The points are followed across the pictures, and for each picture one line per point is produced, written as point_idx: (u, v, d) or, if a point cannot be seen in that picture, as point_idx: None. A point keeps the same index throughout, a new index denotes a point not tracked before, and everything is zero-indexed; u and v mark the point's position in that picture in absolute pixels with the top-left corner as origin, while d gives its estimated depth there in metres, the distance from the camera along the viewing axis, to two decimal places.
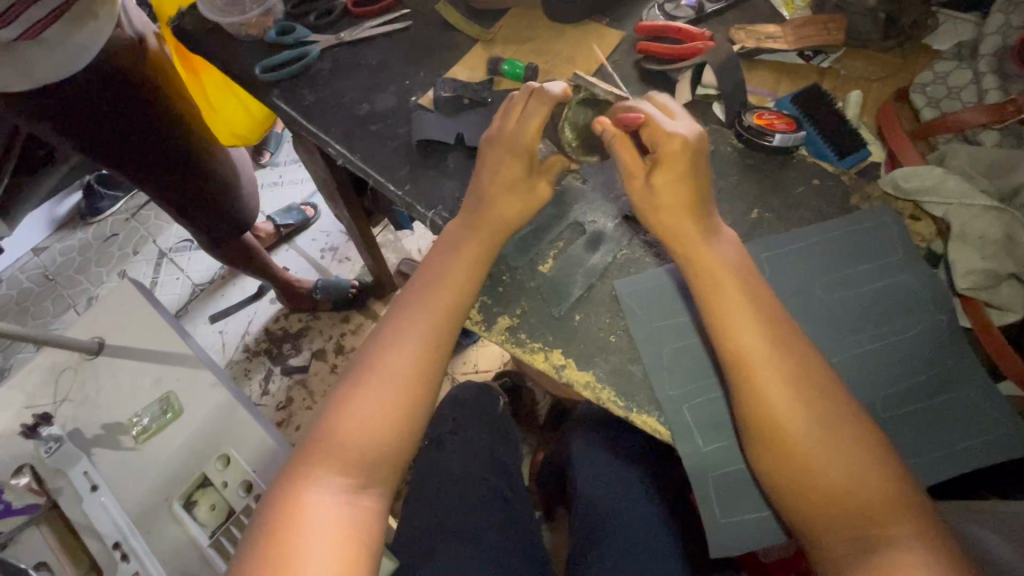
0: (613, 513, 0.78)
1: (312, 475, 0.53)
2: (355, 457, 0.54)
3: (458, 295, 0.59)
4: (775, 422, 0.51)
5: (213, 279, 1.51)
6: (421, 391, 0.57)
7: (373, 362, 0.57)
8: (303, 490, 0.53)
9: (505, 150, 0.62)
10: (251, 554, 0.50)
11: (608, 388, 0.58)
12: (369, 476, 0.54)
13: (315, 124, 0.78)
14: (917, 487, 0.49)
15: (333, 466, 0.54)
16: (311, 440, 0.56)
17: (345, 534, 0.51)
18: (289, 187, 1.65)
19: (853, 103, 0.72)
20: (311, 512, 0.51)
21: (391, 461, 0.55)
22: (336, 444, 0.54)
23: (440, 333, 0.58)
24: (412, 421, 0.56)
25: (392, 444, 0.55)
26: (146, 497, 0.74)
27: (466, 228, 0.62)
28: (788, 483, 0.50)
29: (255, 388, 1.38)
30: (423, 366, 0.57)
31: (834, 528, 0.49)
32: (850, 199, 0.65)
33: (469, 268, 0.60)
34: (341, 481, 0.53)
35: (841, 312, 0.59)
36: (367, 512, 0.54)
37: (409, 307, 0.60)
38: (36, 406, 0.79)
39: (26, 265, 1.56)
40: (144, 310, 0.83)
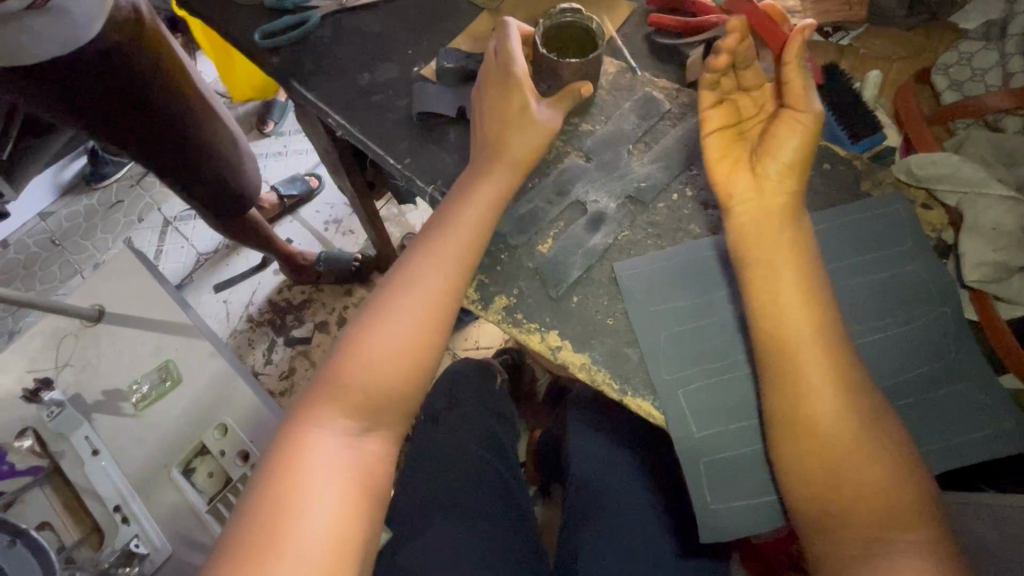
0: (605, 496, 0.79)
1: (320, 422, 0.54)
2: (361, 401, 0.54)
3: (464, 250, 0.59)
4: (775, 405, 0.52)
5: (217, 249, 1.51)
6: (427, 340, 0.57)
7: (380, 313, 0.57)
8: (308, 435, 0.53)
9: (500, 91, 0.62)
10: (257, 493, 0.50)
11: (603, 370, 0.58)
12: (375, 420, 0.55)
13: (314, 93, 0.76)
14: (928, 488, 0.49)
15: (340, 411, 0.54)
16: (318, 384, 0.56)
17: (351, 478, 0.52)
18: (293, 157, 1.63)
19: (871, 83, 0.69)
20: (317, 456, 0.52)
21: (398, 408, 0.56)
22: (343, 389, 0.55)
23: (450, 287, 0.58)
24: (418, 369, 0.56)
25: (400, 392, 0.56)
26: (148, 464, 0.75)
27: (470, 190, 0.61)
28: (806, 475, 0.50)
29: (258, 358, 1.39)
30: (431, 321, 0.57)
31: (847, 524, 0.49)
32: (862, 184, 0.63)
33: (475, 224, 0.60)
34: (347, 425, 0.54)
35: (845, 301, 0.58)
36: (373, 458, 0.54)
37: (419, 260, 0.59)
38: (39, 370, 0.80)
39: (33, 230, 1.57)
40: (146, 279, 0.83)
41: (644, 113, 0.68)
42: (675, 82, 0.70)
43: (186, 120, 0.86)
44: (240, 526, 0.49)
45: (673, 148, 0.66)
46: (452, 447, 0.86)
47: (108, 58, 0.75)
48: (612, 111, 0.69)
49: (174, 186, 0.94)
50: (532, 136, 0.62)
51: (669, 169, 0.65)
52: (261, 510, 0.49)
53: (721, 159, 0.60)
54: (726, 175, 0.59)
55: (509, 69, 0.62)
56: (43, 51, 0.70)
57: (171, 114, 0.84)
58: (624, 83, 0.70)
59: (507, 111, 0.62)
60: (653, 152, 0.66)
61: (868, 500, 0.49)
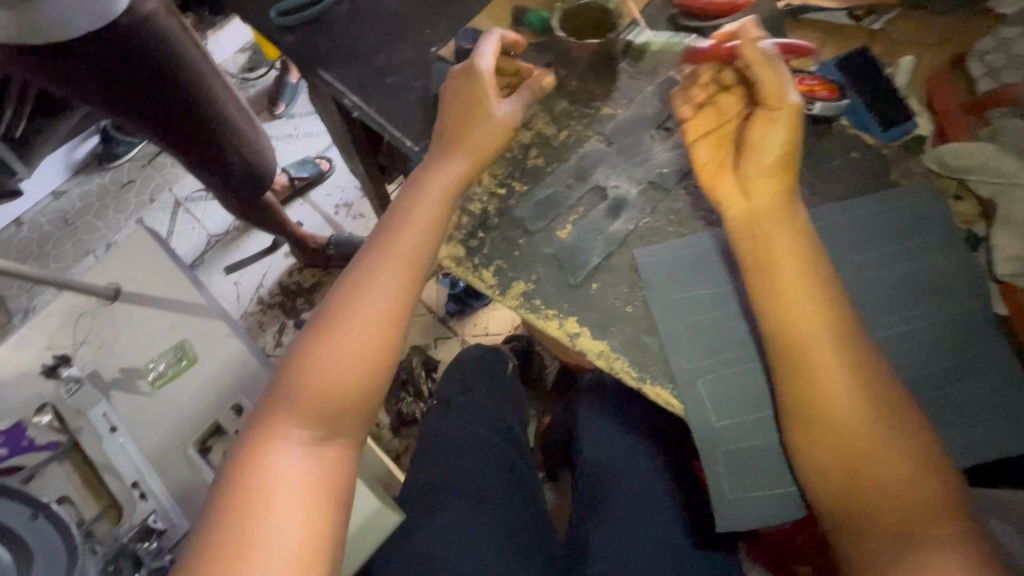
0: (619, 483, 0.79)
1: (277, 434, 0.52)
2: (317, 410, 0.53)
3: (415, 253, 0.59)
4: (793, 397, 0.51)
5: (228, 231, 1.52)
6: (382, 344, 0.56)
7: (331, 320, 0.56)
8: (267, 444, 0.52)
9: (462, 94, 0.61)
10: (220, 508, 0.49)
11: (622, 357, 0.57)
12: (333, 428, 0.54)
13: (330, 73, 0.75)
14: (955, 480, 0.48)
15: (296, 423, 0.53)
16: (272, 397, 0.55)
17: (314, 484, 0.51)
18: (304, 139, 1.62)
19: (903, 71, 0.66)
20: (279, 468, 0.51)
21: (357, 411, 0.55)
22: (298, 401, 0.54)
23: (402, 289, 0.57)
24: (374, 373, 0.55)
25: (357, 396, 0.55)
26: (164, 443, 0.75)
27: (420, 193, 0.60)
28: (828, 470, 0.50)
29: (269, 339, 1.39)
30: (384, 324, 0.56)
31: (875, 520, 0.48)
32: (890, 174, 0.61)
33: (426, 227, 0.60)
34: (306, 436, 0.53)
35: (870, 294, 0.57)
36: (336, 462, 0.53)
37: (370, 265, 0.58)
38: (57, 347, 0.80)
39: (46, 209, 1.57)
40: (162, 259, 0.83)
41: (668, 97, 0.67)
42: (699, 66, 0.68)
43: (203, 101, 0.83)
44: (202, 544, 0.48)
45: None
46: (464, 432, 0.86)
47: (121, 36, 0.74)
48: (634, 96, 0.67)
49: (193, 169, 0.92)
50: (494, 135, 0.61)
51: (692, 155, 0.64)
52: (223, 526, 0.48)
53: (705, 163, 0.60)
54: (712, 177, 0.59)
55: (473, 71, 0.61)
56: (80, 28, 0.71)
57: (187, 95, 0.81)
58: (647, 66, 0.69)
59: (465, 114, 0.61)
60: (676, 138, 0.65)
61: (895, 496, 0.48)
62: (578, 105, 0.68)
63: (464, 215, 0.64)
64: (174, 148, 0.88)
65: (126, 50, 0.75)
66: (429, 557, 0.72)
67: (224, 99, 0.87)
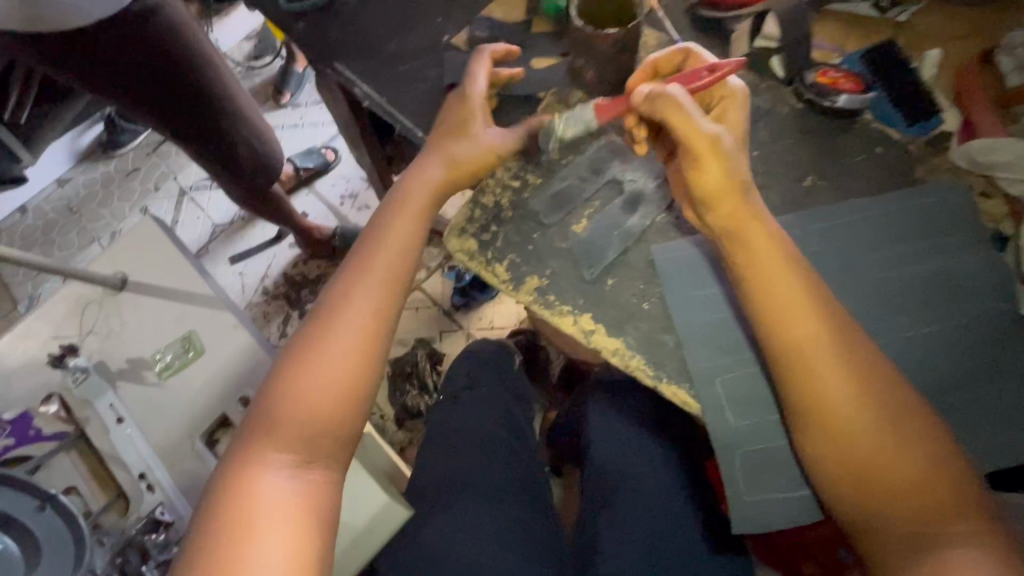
0: (628, 480, 0.78)
1: (259, 457, 0.51)
2: (299, 433, 0.52)
3: (394, 271, 0.58)
4: (806, 400, 0.50)
5: (233, 221, 1.51)
6: (364, 364, 0.55)
7: (309, 344, 0.55)
8: (247, 471, 0.50)
9: (453, 116, 0.61)
10: (201, 536, 0.47)
11: (638, 356, 0.56)
12: (316, 450, 0.53)
13: (341, 61, 0.74)
14: (973, 476, 0.48)
15: (278, 446, 0.52)
16: (252, 421, 0.53)
17: (297, 509, 0.49)
18: (310, 129, 1.61)
19: (931, 63, 0.64)
20: (263, 492, 0.49)
21: (338, 434, 0.54)
22: (278, 424, 0.52)
23: (383, 307, 0.57)
24: (357, 394, 0.54)
25: (337, 419, 0.53)
26: (172, 434, 0.74)
27: (398, 211, 0.60)
28: (842, 477, 0.49)
29: (274, 330, 1.38)
30: (365, 342, 0.55)
31: (893, 522, 0.48)
32: (915, 171, 0.60)
33: (404, 245, 0.60)
34: (289, 459, 0.51)
35: (893, 293, 0.56)
36: (319, 485, 0.52)
37: (349, 284, 0.57)
38: (64, 337, 0.79)
39: (51, 197, 1.56)
40: (169, 249, 0.82)
41: None
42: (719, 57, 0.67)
43: (210, 91, 0.81)
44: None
45: None
46: (471, 427, 0.85)
47: (128, 23, 0.72)
48: None
49: (201, 161, 0.91)
50: (478, 154, 0.60)
51: None
52: (204, 558, 0.46)
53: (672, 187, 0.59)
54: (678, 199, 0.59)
55: (465, 94, 0.61)
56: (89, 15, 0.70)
57: (194, 86, 0.80)
58: None
59: (450, 132, 0.61)
60: None
61: (910, 497, 0.48)
62: (594, 97, 0.66)
63: (476, 210, 0.63)
64: (181, 141, 0.86)
65: (143, 45, 0.74)
66: (435, 552, 0.71)
67: (235, 94, 0.86)
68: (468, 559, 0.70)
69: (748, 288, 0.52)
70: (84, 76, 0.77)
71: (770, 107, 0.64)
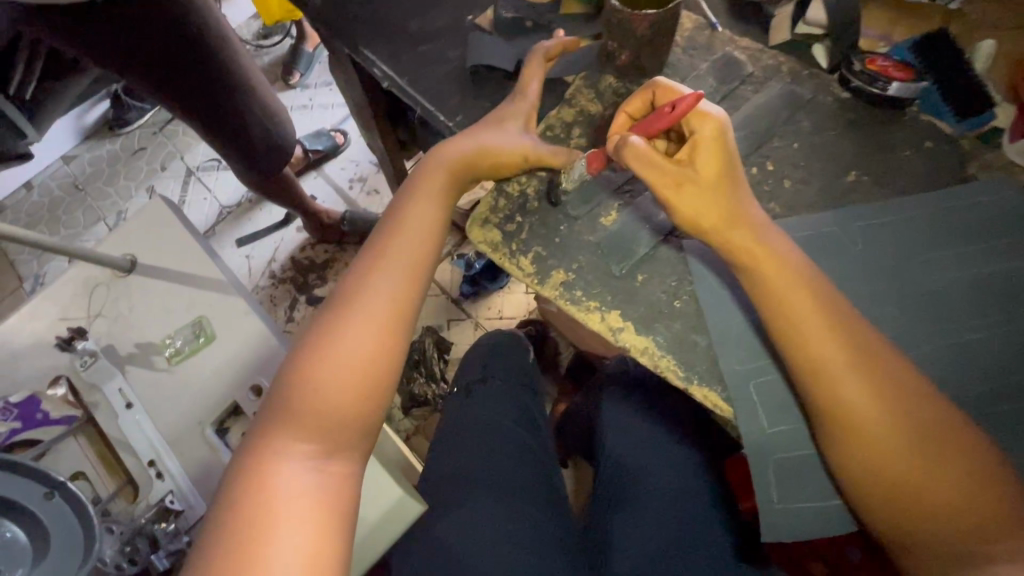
0: (645, 478, 0.77)
1: (278, 447, 0.49)
2: (319, 423, 0.50)
3: (417, 259, 0.57)
4: (837, 408, 0.48)
5: (240, 203, 1.48)
6: (386, 353, 0.53)
7: (327, 331, 0.53)
8: (265, 461, 0.48)
9: (498, 113, 0.60)
10: (217, 528, 0.45)
11: (668, 356, 0.54)
12: (337, 440, 0.50)
13: (360, 39, 0.71)
14: (1019, 490, 0.46)
15: (297, 436, 0.50)
16: (270, 410, 0.51)
17: (317, 503, 0.47)
18: (319, 111, 1.57)
19: (984, 54, 0.60)
20: (281, 484, 0.47)
21: (358, 425, 0.51)
22: (297, 413, 0.50)
23: (405, 294, 0.55)
24: (378, 383, 0.52)
25: (356, 409, 0.51)
26: (180, 422, 0.72)
27: (418, 198, 0.59)
28: (879, 495, 0.47)
29: (281, 315, 1.36)
30: (387, 330, 0.53)
31: (939, 541, 0.46)
32: (967, 167, 0.57)
33: (426, 233, 0.58)
34: (309, 449, 0.49)
35: (941, 297, 0.53)
36: (340, 479, 0.49)
37: (368, 271, 0.56)
38: (72, 319, 0.76)
39: (57, 173, 1.54)
40: (178, 231, 0.80)
41: (724, 76, 0.62)
42: (757, 44, 0.64)
43: (218, 66, 0.78)
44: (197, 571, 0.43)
45: (756, 116, 0.60)
46: (484, 420, 0.84)
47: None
48: (687, 73, 0.63)
49: (210, 140, 0.88)
50: (512, 146, 0.58)
51: (748, 139, 0.59)
52: (220, 551, 0.44)
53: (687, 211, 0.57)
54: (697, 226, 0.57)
55: (520, 96, 0.61)
56: None
57: (201, 61, 0.76)
58: (701, 42, 0.64)
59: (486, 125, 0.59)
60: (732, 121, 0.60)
61: (948, 514, 0.46)
62: (626, 81, 0.64)
63: (501, 199, 0.61)
64: (191, 119, 0.84)
65: (157, 17, 0.70)
66: (449, 549, 0.70)
67: (244, 71, 0.83)
68: (482, 558, 0.68)
69: (791, 288, 0.50)
70: (100, 54, 0.74)
71: (811, 97, 0.61)
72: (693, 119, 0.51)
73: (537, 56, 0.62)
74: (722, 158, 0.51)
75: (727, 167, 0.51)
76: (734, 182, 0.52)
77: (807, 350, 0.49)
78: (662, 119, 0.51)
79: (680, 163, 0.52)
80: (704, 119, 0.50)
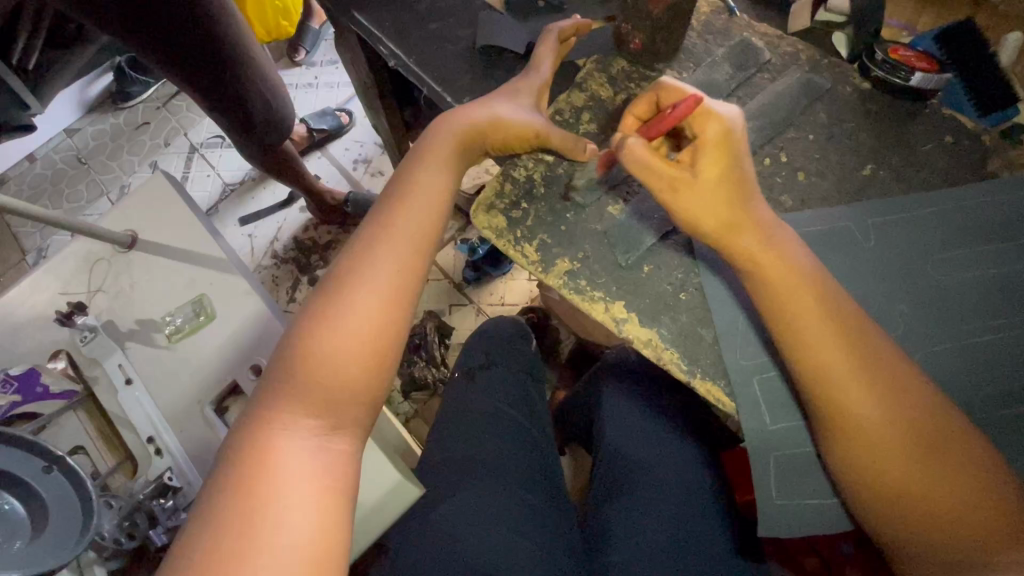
0: (645, 471, 0.76)
1: (281, 422, 0.49)
2: (324, 397, 0.50)
3: (421, 236, 0.55)
4: (842, 412, 0.47)
5: (244, 180, 1.47)
6: (391, 329, 0.52)
7: (333, 303, 0.52)
8: (267, 436, 0.48)
9: (508, 90, 0.59)
10: (217, 503, 0.44)
11: (672, 349, 0.53)
12: (342, 416, 0.50)
13: (367, 15, 0.69)
14: (1017, 496, 0.45)
15: (300, 409, 0.49)
16: (272, 384, 0.50)
17: (323, 478, 0.47)
18: (324, 90, 1.55)
19: (1010, 48, 0.57)
20: (284, 459, 0.47)
21: (363, 401, 0.51)
22: (301, 388, 0.50)
23: (410, 271, 0.54)
24: (384, 359, 0.52)
25: (362, 385, 0.51)
26: (179, 400, 0.72)
27: (422, 171, 0.57)
28: (877, 497, 0.47)
29: (282, 295, 1.35)
30: (393, 305, 0.52)
31: (931, 541, 0.46)
32: (988, 164, 0.56)
33: (432, 209, 0.57)
34: (313, 424, 0.49)
35: (954, 297, 0.52)
36: (343, 456, 0.49)
37: (371, 244, 0.54)
38: (72, 293, 0.76)
39: (59, 146, 1.52)
40: (180, 209, 0.79)
41: (741, 63, 0.60)
42: (776, 31, 0.62)
43: (222, 36, 0.76)
44: (198, 544, 0.43)
45: (772, 105, 0.58)
46: (484, 406, 0.83)
47: None
48: (703, 59, 0.62)
49: (208, 109, 0.86)
50: (524, 125, 0.56)
51: (764, 130, 0.58)
52: (221, 525, 0.43)
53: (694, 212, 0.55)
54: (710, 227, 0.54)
55: (533, 73, 0.60)
56: None
57: (206, 30, 0.73)
58: (718, 27, 0.63)
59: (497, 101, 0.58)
60: (748, 110, 0.58)
61: (948, 523, 0.45)
62: (639, 65, 0.62)
63: (507, 183, 0.59)
64: (189, 86, 0.81)
65: None
66: (447, 534, 0.70)
67: (244, 40, 0.80)
68: (481, 545, 0.68)
69: (803, 282, 0.49)
70: (92, 15, 0.68)
71: (830, 87, 0.59)
72: (702, 122, 0.50)
73: (552, 34, 0.61)
74: (726, 159, 0.50)
75: (732, 169, 0.50)
76: (741, 184, 0.50)
77: (816, 347, 0.48)
78: (666, 122, 0.50)
79: (683, 166, 0.51)
80: (710, 120, 0.49)
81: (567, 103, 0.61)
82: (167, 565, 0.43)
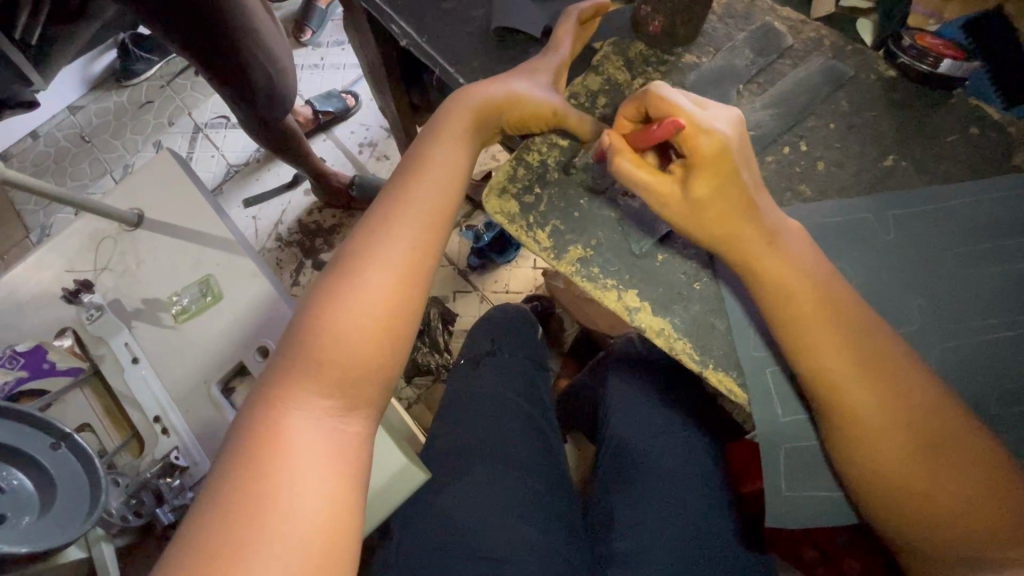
0: (649, 460, 0.76)
1: (294, 401, 0.48)
2: (336, 378, 0.49)
3: (435, 216, 0.55)
4: (856, 411, 0.46)
5: (248, 162, 1.46)
6: (405, 310, 0.52)
7: (346, 283, 0.51)
8: (279, 416, 0.47)
9: (525, 72, 0.58)
10: (229, 480, 0.44)
11: (684, 339, 0.53)
12: (356, 397, 0.50)
13: None
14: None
15: (313, 390, 0.49)
16: (283, 363, 0.50)
17: (337, 458, 0.47)
18: (331, 71, 1.53)
19: None
20: (296, 438, 0.46)
21: (378, 382, 0.51)
22: (313, 368, 0.49)
23: (424, 251, 0.53)
24: (398, 340, 0.52)
25: (375, 367, 0.51)
26: (184, 380, 0.71)
27: (437, 151, 0.56)
28: (885, 492, 0.47)
29: (286, 278, 1.35)
30: (408, 287, 0.52)
31: (937, 537, 0.46)
32: (1012, 156, 0.54)
33: (446, 190, 0.56)
34: (326, 405, 0.49)
35: (971, 291, 0.51)
36: (355, 437, 0.49)
37: (385, 224, 0.53)
38: (78, 271, 0.76)
39: (62, 123, 1.51)
40: (188, 188, 0.78)
41: (761, 48, 0.59)
42: (798, 17, 0.61)
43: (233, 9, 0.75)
44: (208, 520, 0.43)
45: (793, 93, 0.57)
46: (488, 393, 0.83)
47: None
48: (723, 43, 0.60)
49: (215, 83, 0.84)
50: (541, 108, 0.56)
51: (783, 118, 0.57)
52: (232, 503, 0.43)
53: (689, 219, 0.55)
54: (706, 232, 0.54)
55: (551, 56, 0.59)
56: None
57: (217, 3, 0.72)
58: (739, 11, 0.61)
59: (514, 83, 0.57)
60: (767, 97, 0.57)
61: (958, 523, 0.45)
62: (657, 50, 0.61)
63: (520, 168, 0.58)
64: (197, 60, 0.80)
65: None
66: (451, 518, 0.70)
67: (253, 14, 0.79)
68: (485, 530, 0.69)
69: (817, 273, 0.48)
70: None
71: (853, 75, 0.58)
72: (690, 138, 0.48)
73: (572, 16, 0.59)
74: (719, 174, 0.48)
75: (734, 176, 0.48)
76: (743, 191, 0.49)
77: (830, 339, 0.47)
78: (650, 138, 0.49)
79: (673, 178, 0.50)
80: (700, 136, 0.48)
81: (583, 87, 0.60)
82: (174, 543, 0.43)
